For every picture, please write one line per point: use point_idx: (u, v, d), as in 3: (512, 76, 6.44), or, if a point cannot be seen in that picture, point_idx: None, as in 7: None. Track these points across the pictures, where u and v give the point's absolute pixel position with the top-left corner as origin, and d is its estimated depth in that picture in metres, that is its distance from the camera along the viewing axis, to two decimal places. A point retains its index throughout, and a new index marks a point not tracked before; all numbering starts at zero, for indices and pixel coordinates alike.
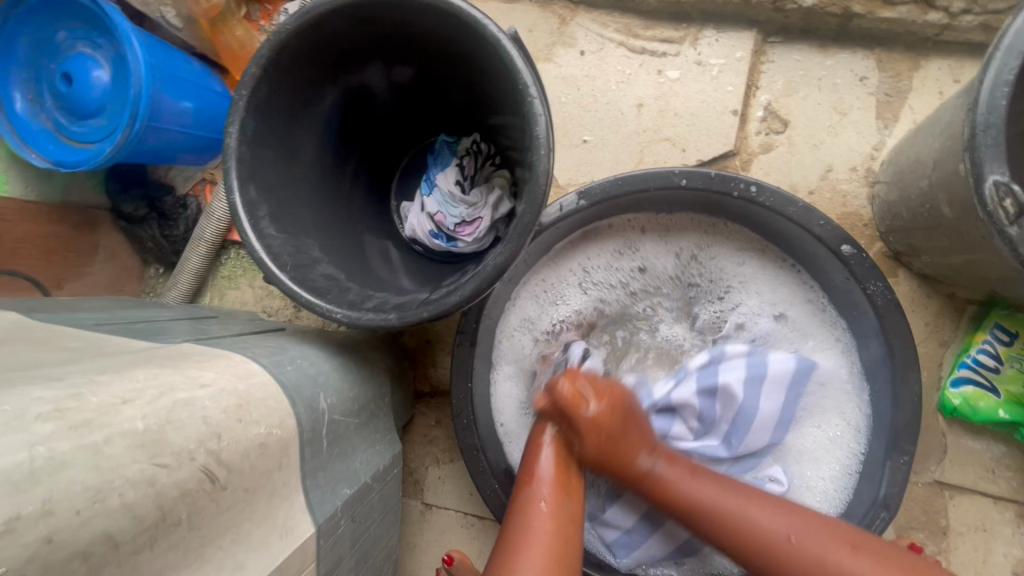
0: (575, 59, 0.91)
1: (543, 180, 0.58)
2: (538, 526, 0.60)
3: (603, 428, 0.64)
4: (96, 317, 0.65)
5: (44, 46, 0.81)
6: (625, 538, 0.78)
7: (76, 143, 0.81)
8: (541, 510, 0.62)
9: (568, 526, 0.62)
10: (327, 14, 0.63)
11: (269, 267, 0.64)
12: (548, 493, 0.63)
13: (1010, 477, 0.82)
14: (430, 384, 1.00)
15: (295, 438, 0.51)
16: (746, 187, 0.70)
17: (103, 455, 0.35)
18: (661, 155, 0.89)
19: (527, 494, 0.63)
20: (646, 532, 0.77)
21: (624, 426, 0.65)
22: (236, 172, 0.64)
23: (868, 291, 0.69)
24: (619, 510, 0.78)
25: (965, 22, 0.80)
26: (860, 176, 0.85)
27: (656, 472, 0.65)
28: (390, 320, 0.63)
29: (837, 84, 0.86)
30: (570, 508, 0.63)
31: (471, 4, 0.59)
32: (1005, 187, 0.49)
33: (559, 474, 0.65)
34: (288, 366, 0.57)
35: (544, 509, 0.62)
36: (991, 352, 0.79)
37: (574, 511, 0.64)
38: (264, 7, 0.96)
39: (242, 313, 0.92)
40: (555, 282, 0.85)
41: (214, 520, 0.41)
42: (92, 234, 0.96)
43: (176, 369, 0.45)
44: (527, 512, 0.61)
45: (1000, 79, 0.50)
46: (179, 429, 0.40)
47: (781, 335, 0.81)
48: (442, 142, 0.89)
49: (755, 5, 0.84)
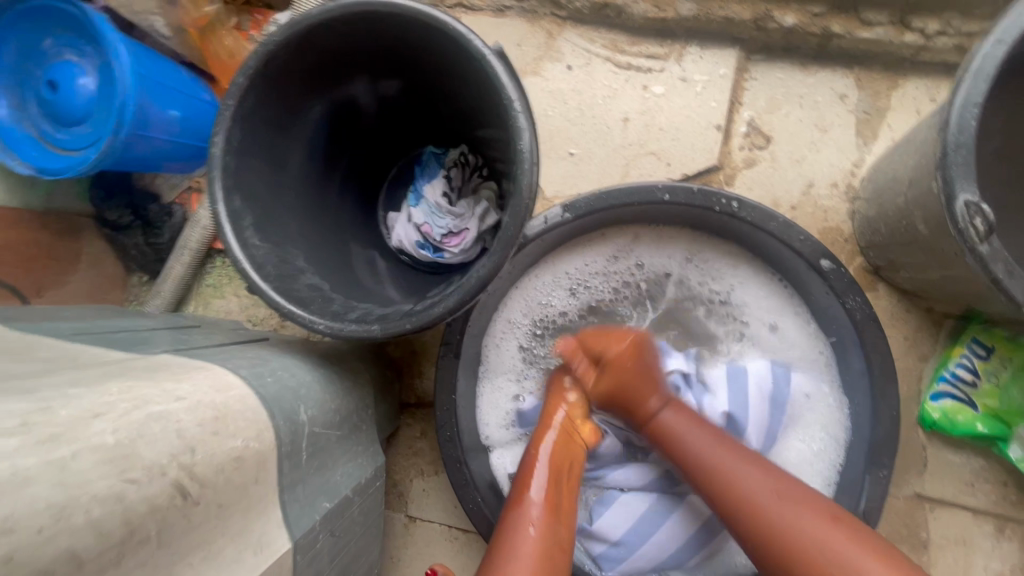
0: (562, 74, 0.92)
1: (527, 194, 0.58)
2: (524, 541, 0.60)
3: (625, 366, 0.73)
4: (74, 327, 0.64)
5: (30, 53, 0.80)
6: (613, 551, 0.77)
7: (60, 151, 0.80)
8: (530, 532, 0.61)
9: (558, 553, 0.60)
10: (314, 28, 0.63)
11: (251, 277, 0.64)
12: (537, 517, 0.62)
13: (988, 490, 0.83)
14: (416, 395, 0.99)
15: (272, 451, 0.50)
16: (728, 203, 0.71)
17: (71, 471, 0.34)
18: (647, 169, 0.90)
19: (515, 516, 0.63)
20: (633, 546, 0.76)
21: (641, 371, 0.73)
22: (220, 182, 0.64)
23: (848, 305, 0.70)
24: (607, 522, 0.77)
25: (940, 44, 0.82)
26: (840, 192, 0.87)
27: (662, 417, 0.70)
28: (372, 331, 0.63)
29: (818, 102, 0.88)
30: (559, 535, 0.62)
31: (456, 18, 0.60)
32: (975, 207, 0.51)
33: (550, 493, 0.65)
34: (268, 378, 0.57)
35: (533, 533, 0.61)
36: (968, 366, 0.80)
37: (563, 539, 0.62)
38: (255, 18, 0.96)
39: (225, 323, 0.92)
40: (542, 295, 0.85)
41: (186, 536, 0.41)
42: (74, 242, 0.95)
43: (151, 382, 0.44)
44: (514, 526, 0.61)
45: (970, 101, 0.51)
46: (151, 443, 0.39)
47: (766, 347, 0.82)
48: (430, 154, 0.90)
49: (738, 24, 0.86)
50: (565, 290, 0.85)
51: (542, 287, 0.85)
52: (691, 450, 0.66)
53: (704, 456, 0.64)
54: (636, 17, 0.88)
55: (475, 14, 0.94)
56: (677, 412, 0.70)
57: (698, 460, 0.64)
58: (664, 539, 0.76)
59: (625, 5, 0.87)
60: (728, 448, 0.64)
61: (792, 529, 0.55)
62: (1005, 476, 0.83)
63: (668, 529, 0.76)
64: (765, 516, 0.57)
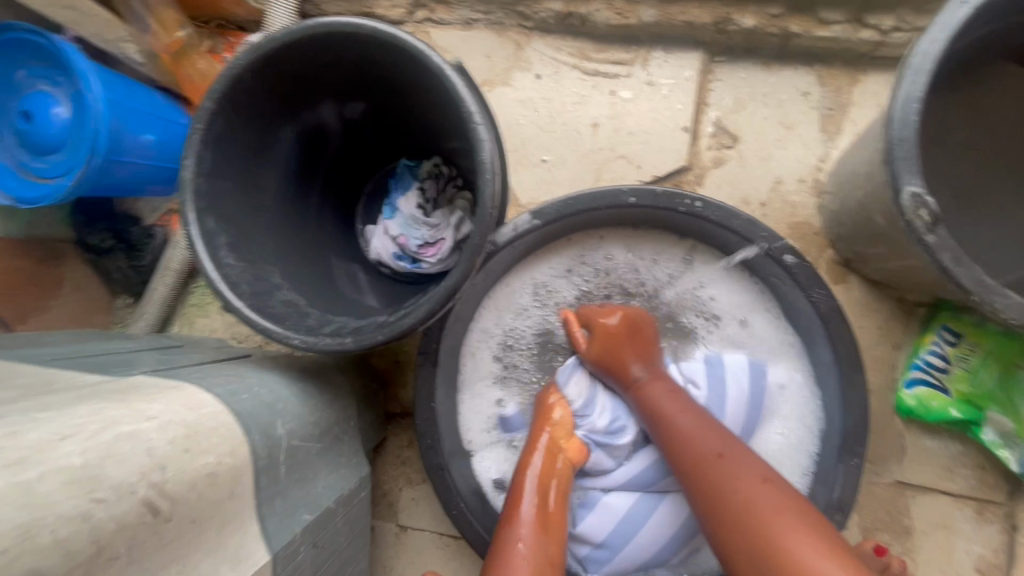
0: (531, 82, 0.94)
1: (490, 204, 0.59)
2: (517, 558, 0.62)
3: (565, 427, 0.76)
4: (53, 352, 0.65)
5: (3, 84, 0.82)
6: (596, 554, 0.78)
7: (37, 179, 0.81)
8: (519, 549, 0.63)
9: (546, 569, 0.62)
10: (276, 51, 0.64)
11: (225, 295, 0.65)
12: (527, 535, 0.64)
13: (968, 474, 0.84)
14: (402, 404, 1.00)
15: (247, 466, 0.51)
16: (692, 203, 0.72)
17: (37, 493, 0.35)
18: (618, 173, 0.91)
19: (508, 534, 0.65)
20: (615, 548, 0.77)
21: (628, 335, 0.77)
22: (192, 204, 0.66)
23: (813, 298, 0.72)
24: (588, 528, 0.78)
25: (896, 39, 0.84)
26: (808, 187, 0.88)
27: (643, 382, 0.75)
28: (346, 343, 0.64)
29: (782, 100, 0.90)
30: (548, 550, 0.64)
31: (417, 36, 0.61)
32: (921, 198, 0.52)
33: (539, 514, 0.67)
34: (244, 395, 0.58)
35: (523, 550, 0.63)
36: (939, 353, 0.81)
37: (554, 555, 0.64)
38: (227, 40, 0.98)
39: (209, 341, 0.93)
40: (513, 301, 0.86)
41: (159, 551, 0.42)
42: (56, 268, 0.96)
43: (122, 403, 0.45)
44: (504, 551, 0.63)
45: (910, 96, 0.53)
46: (120, 463, 0.40)
47: (733, 346, 0.83)
48: (404, 167, 0.91)
49: (698, 27, 0.88)
50: (536, 294, 0.86)
51: (513, 293, 0.86)
52: (665, 419, 0.69)
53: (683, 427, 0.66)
54: (600, 25, 0.90)
55: (443, 28, 0.95)
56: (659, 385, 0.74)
57: (677, 434, 0.66)
58: (645, 539, 0.77)
59: (588, 14, 0.89)
60: (711, 431, 0.65)
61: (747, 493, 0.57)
62: (983, 459, 0.84)
63: (648, 528, 0.77)
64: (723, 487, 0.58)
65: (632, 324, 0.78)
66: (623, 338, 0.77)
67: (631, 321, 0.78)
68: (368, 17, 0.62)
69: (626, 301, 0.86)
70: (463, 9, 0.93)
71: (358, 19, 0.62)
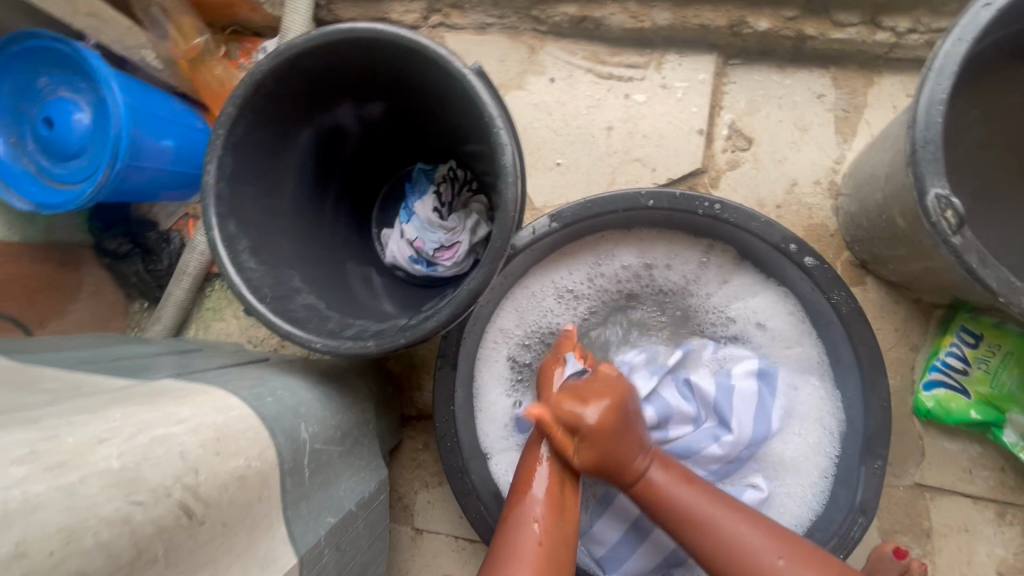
0: (545, 86, 0.94)
1: (512, 207, 0.60)
2: (527, 541, 0.61)
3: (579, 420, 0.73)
4: (77, 356, 0.66)
5: (26, 91, 0.83)
6: (613, 553, 0.79)
7: (58, 185, 0.82)
8: (533, 530, 0.62)
9: (559, 549, 0.62)
10: (299, 56, 0.65)
11: (248, 299, 0.65)
12: (542, 516, 0.63)
13: (987, 476, 0.84)
14: (417, 407, 1.01)
15: (274, 469, 0.51)
16: (711, 206, 0.72)
17: (78, 496, 0.35)
18: (633, 175, 0.92)
19: (518, 513, 0.64)
20: (632, 546, 0.78)
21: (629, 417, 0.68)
22: (215, 209, 0.66)
23: (833, 299, 0.72)
24: (606, 524, 0.79)
25: (911, 41, 0.84)
26: (823, 189, 0.88)
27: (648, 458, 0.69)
28: (368, 346, 0.64)
29: (797, 102, 0.90)
30: (562, 531, 0.64)
31: (437, 41, 0.62)
32: (945, 200, 0.52)
33: (552, 490, 0.66)
34: (269, 398, 0.58)
35: (538, 533, 0.62)
36: (958, 354, 0.81)
37: (568, 537, 0.64)
38: (244, 46, 0.99)
39: (226, 345, 0.93)
40: (532, 302, 0.86)
41: (193, 554, 0.42)
42: (75, 272, 0.96)
43: (153, 407, 0.46)
44: (520, 526, 0.63)
45: (935, 98, 0.53)
46: (156, 466, 0.40)
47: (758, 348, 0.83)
48: (420, 170, 0.91)
49: (713, 31, 0.88)
50: (553, 297, 0.86)
51: (533, 295, 0.85)
52: (651, 475, 0.68)
53: (676, 501, 0.66)
54: (614, 29, 0.90)
55: (458, 32, 0.96)
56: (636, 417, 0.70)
57: (677, 514, 0.65)
58: (661, 537, 0.77)
59: (603, 18, 0.89)
60: (692, 483, 0.67)
61: (745, 546, 0.62)
62: (1003, 461, 0.84)
63: (665, 527, 0.77)
64: (728, 546, 0.62)
65: (619, 411, 0.67)
66: (616, 392, 0.69)
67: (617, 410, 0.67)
68: (388, 23, 0.62)
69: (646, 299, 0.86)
70: (478, 13, 0.94)
71: (379, 25, 0.62)
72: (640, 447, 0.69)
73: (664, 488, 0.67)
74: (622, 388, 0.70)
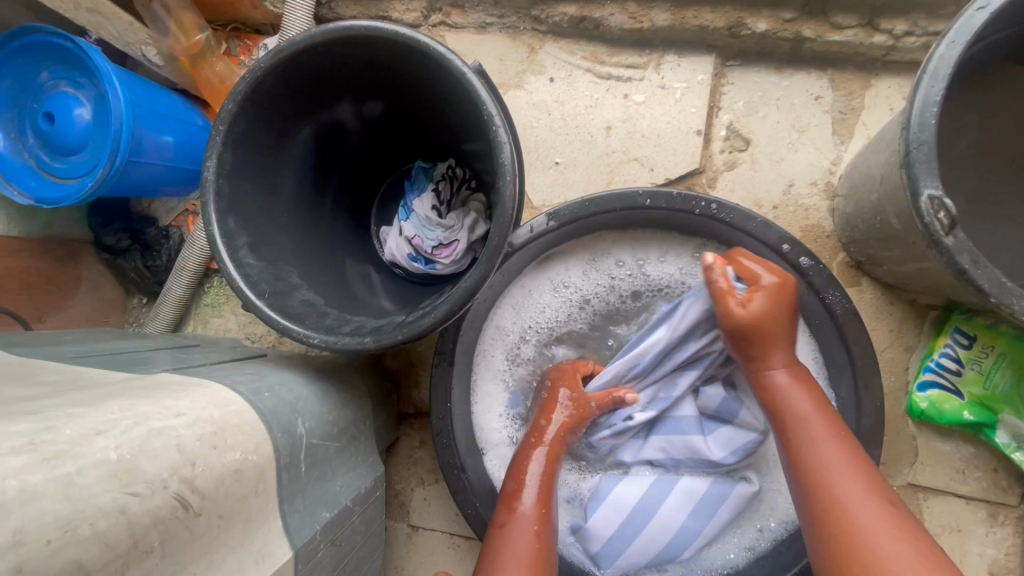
0: (544, 85, 0.95)
1: (510, 205, 0.60)
2: (521, 542, 0.64)
3: (763, 314, 0.67)
4: (76, 350, 0.66)
5: (27, 86, 0.83)
6: (607, 549, 0.79)
7: (58, 179, 0.82)
8: (528, 534, 0.65)
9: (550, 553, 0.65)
10: (299, 54, 0.65)
11: (247, 295, 0.66)
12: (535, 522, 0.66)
13: (980, 477, 0.84)
14: (414, 404, 1.01)
15: (270, 463, 0.52)
16: (707, 205, 0.73)
17: (75, 486, 0.36)
18: (630, 175, 0.92)
19: (511, 519, 0.67)
20: (625, 543, 0.78)
21: (786, 313, 0.68)
22: (214, 205, 0.66)
23: (828, 299, 0.72)
24: (599, 521, 0.78)
25: (908, 44, 0.85)
26: (820, 190, 0.89)
27: (777, 376, 0.67)
28: (365, 342, 0.64)
29: (794, 104, 0.91)
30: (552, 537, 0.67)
31: (436, 39, 0.62)
32: (938, 201, 0.53)
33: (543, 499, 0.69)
34: (266, 393, 0.59)
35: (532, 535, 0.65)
36: (952, 355, 0.81)
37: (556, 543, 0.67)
38: (244, 43, 1.00)
39: (224, 341, 0.93)
40: (531, 300, 0.86)
41: (189, 546, 0.42)
42: (74, 267, 0.97)
43: (151, 400, 0.46)
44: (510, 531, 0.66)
45: (929, 100, 0.53)
46: (152, 458, 0.41)
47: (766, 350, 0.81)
48: (419, 169, 0.92)
49: (712, 32, 0.88)
50: (550, 294, 0.86)
51: (531, 293, 0.86)
52: (803, 415, 0.64)
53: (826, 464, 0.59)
54: (613, 29, 0.91)
55: (458, 31, 0.96)
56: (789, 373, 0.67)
57: (818, 466, 0.60)
58: (655, 531, 0.77)
59: (602, 18, 0.90)
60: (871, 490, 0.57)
61: (867, 534, 0.53)
62: (995, 462, 0.84)
63: (659, 522, 0.77)
64: (847, 522, 0.55)
65: (782, 299, 0.68)
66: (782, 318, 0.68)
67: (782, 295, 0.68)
68: (386, 20, 0.62)
69: (641, 297, 0.85)
70: (478, 13, 0.94)
71: (377, 22, 0.63)
72: (791, 392, 0.66)
73: (800, 425, 0.63)
74: (785, 283, 0.69)
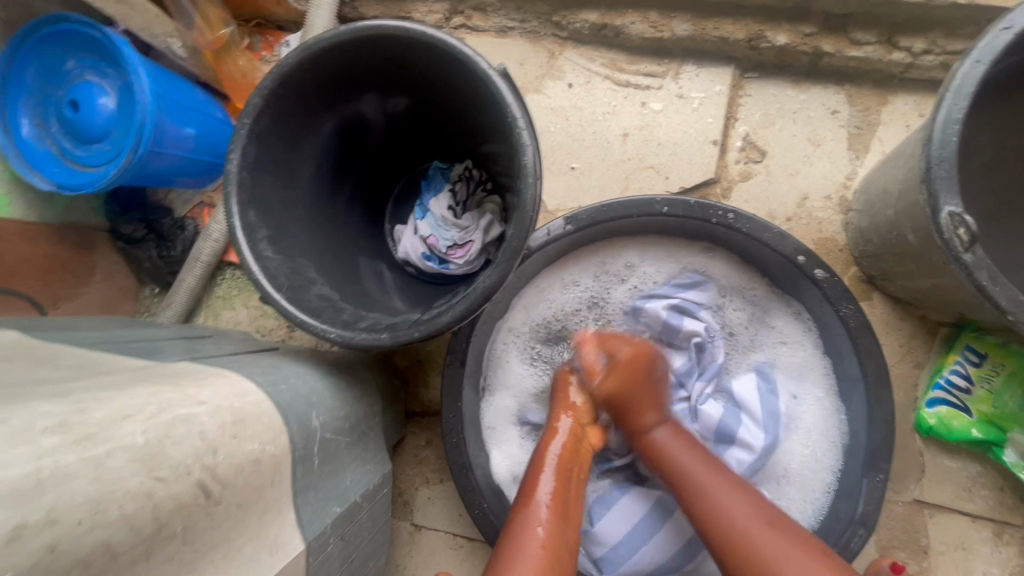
0: (563, 91, 0.95)
1: (531, 208, 0.61)
2: (531, 539, 0.62)
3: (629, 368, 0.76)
4: (94, 337, 0.67)
5: (53, 73, 0.84)
6: (614, 554, 0.79)
7: (79, 167, 0.83)
8: (538, 531, 0.63)
9: (563, 552, 0.62)
10: (327, 51, 0.66)
11: (265, 287, 0.66)
12: (547, 520, 0.64)
13: (986, 495, 0.84)
14: (422, 403, 1.01)
15: (286, 455, 0.52)
16: (724, 215, 0.73)
17: (104, 468, 0.36)
18: (645, 183, 0.93)
19: (522, 519, 0.64)
20: (634, 546, 0.79)
21: (655, 379, 0.77)
22: (236, 197, 0.67)
23: (841, 313, 0.73)
24: (609, 525, 0.80)
25: (926, 62, 0.85)
26: (834, 204, 0.89)
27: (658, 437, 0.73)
28: (382, 339, 0.65)
29: (811, 117, 0.91)
30: (566, 537, 0.64)
31: (462, 41, 0.63)
32: (959, 217, 0.53)
33: (558, 490, 0.68)
34: (282, 385, 0.59)
35: (542, 535, 0.62)
36: (962, 372, 0.82)
37: (571, 541, 0.65)
38: (266, 39, 1.01)
39: (235, 333, 0.94)
40: (542, 303, 0.88)
41: (208, 533, 0.43)
42: (89, 255, 0.97)
43: (174, 387, 0.46)
44: (523, 526, 0.63)
45: (951, 117, 0.54)
46: (177, 444, 0.41)
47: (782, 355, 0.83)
48: (436, 169, 0.93)
49: (731, 43, 0.89)
50: (559, 295, 0.88)
51: (544, 294, 0.87)
52: (686, 470, 0.68)
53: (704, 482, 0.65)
54: (633, 37, 0.92)
55: (479, 35, 0.97)
56: (672, 434, 0.73)
57: (708, 502, 0.64)
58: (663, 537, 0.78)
59: (623, 26, 0.90)
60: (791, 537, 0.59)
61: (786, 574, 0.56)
62: (1002, 481, 0.84)
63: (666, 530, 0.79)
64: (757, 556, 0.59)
65: (643, 370, 0.77)
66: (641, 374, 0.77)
67: (647, 354, 0.79)
68: (414, 21, 0.63)
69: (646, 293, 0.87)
70: (499, 17, 0.95)
71: (404, 23, 0.63)
72: (674, 451, 0.71)
73: (690, 472, 0.67)
74: (649, 350, 0.79)
